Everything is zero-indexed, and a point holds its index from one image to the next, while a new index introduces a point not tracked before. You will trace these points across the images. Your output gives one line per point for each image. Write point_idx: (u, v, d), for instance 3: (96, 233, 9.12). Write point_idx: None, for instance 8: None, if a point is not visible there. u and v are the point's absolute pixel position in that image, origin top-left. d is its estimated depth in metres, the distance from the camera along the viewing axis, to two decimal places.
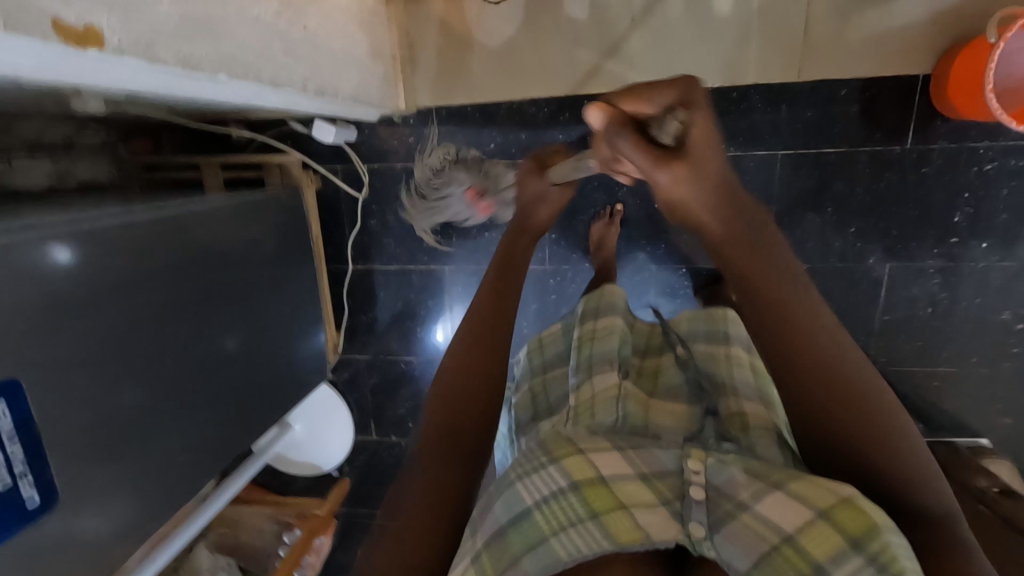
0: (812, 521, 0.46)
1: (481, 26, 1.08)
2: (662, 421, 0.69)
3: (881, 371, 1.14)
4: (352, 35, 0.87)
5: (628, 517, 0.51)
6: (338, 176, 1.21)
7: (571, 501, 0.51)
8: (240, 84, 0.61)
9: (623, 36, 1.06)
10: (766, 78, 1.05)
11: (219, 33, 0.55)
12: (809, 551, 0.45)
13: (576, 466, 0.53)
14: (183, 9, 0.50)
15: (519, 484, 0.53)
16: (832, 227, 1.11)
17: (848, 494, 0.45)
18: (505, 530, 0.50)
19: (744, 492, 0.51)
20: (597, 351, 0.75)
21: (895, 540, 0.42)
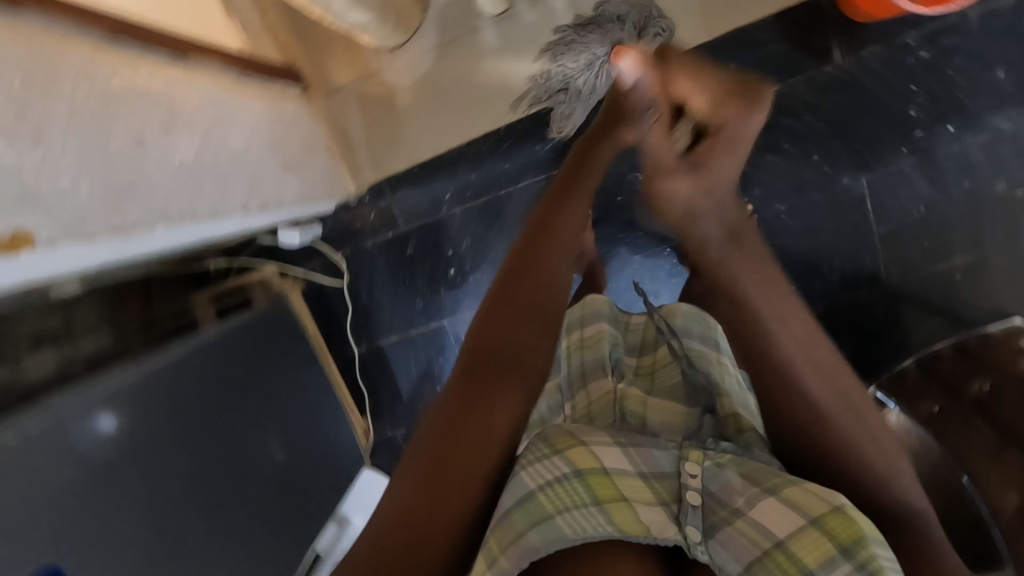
0: (802, 527, 0.53)
1: (400, 92, 1.14)
2: (661, 417, 0.72)
3: (898, 282, 1.10)
4: (281, 144, 0.92)
5: (631, 510, 0.57)
6: (317, 270, 1.25)
7: (574, 485, 0.57)
8: (181, 228, 0.68)
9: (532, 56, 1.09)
10: (677, 47, 1.07)
11: (145, 192, 0.61)
12: (800, 558, 0.52)
13: (578, 457, 0.59)
14: (104, 184, 0.56)
15: (526, 472, 0.57)
16: (794, 160, 1.10)
17: (839, 504, 0.52)
18: (510, 511, 0.55)
19: (739, 497, 0.58)
20: (588, 360, 0.82)
21: (880, 552, 0.50)
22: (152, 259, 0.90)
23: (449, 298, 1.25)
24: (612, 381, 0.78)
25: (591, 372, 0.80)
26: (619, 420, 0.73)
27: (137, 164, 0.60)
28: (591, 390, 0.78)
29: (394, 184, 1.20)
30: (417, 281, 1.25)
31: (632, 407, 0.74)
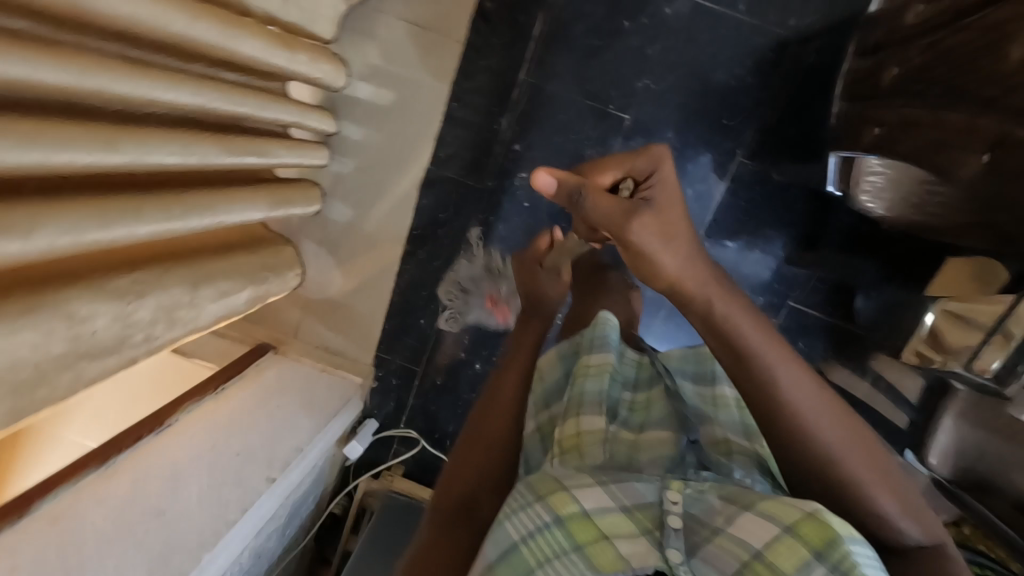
0: (778, 536, 0.50)
1: (328, 291, 1.29)
2: (650, 455, 0.68)
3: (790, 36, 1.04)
4: (275, 408, 1.09)
5: (611, 547, 0.55)
6: (401, 451, 1.36)
7: (555, 535, 0.55)
8: (232, 532, 0.82)
9: (378, 182, 1.22)
10: (452, 73, 1.13)
11: (176, 527, 0.77)
12: (778, 565, 0.50)
13: (560, 502, 0.56)
14: (149, 548, 0.72)
15: (507, 522, 0.56)
16: (614, 43, 1.08)
17: (812, 509, 0.50)
18: (493, 564, 0.54)
19: (720, 516, 0.55)
20: (586, 388, 0.71)
21: (856, 549, 0.47)
22: (266, 547, 1.06)
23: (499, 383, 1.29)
24: (602, 414, 0.68)
25: (587, 400, 0.70)
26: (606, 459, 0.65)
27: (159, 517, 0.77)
28: (581, 420, 0.68)
29: (386, 347, 1.32)
30: (466, 394, 1.31)
31: (619, 447, 0.67)
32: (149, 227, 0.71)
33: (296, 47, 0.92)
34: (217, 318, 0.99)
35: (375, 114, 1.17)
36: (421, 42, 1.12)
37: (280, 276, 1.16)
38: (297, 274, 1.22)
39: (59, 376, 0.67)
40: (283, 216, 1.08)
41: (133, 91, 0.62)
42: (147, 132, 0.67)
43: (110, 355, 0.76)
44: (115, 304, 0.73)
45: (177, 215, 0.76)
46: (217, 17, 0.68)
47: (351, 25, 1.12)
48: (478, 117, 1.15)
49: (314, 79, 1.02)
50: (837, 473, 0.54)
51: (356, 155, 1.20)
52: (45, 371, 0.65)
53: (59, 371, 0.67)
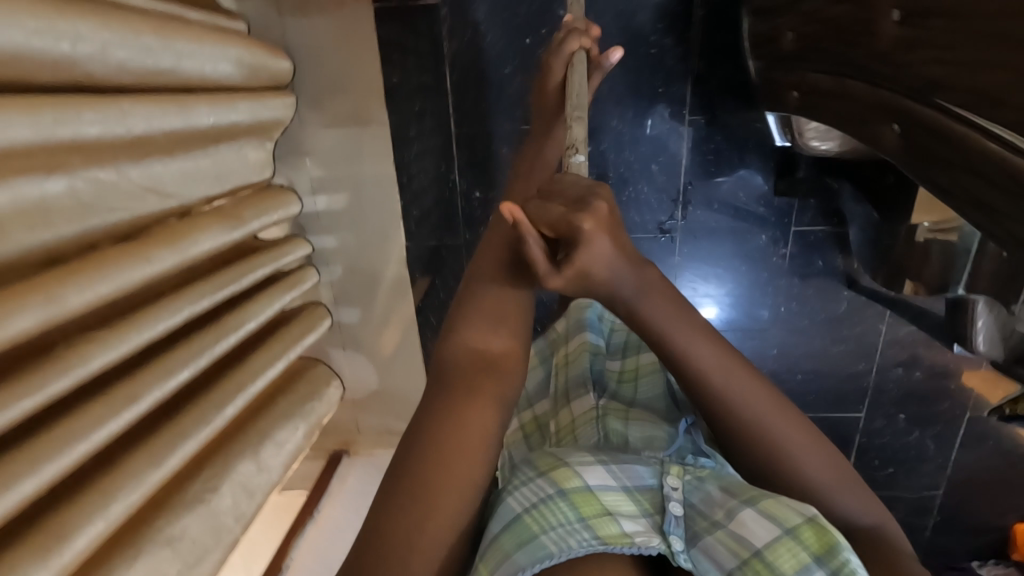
0: (779, 536, 0.52)
1: (368, 386, 1.36)
2: (642, 430, 0.70)
3: None
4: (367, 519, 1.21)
5: (613, 521, 0.57)
6: None
7: (559, 504, 0.58)
8: None
9: (367, 275, 1.26)
10: (389, 154, 1.15)
11: None
12: (775, 565, 0.52)
13: (562, 476, 0.60)
14: None
15: (513, 497, 0.60)
16: (523, 63, 1.08)
17: (811, 514, 0.52)
18: (498, 535, 0.58)
19: (719, 509, 0.57)
20: (572, 373, 0.80)
21: (854, 558, 0.50)
22: None
23: None
24: (592, 397, 0.75)
25: (574, 389, 0.79)
26: (599, 441, 0.71)
27: None
28: (573, 407, 0.76)
29: None
30: None
31: (612, 422, 0.71)
32: (195, 441, 0.77)
33: (245, 209, 0.95)
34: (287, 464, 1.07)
35: (339, 218, 1.21)
36: (350, 136, 1.14)
37: (324, 396, 1.23)
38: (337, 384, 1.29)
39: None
40: (303, 349, 1.12)
41: (126, 349, 0.67)
42: (158, 365, 0.73)
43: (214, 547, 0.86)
44: (199, 509, 0.82)
45: (215, 414, 0.82)
46: (164, 242, 0.74)
47: (282, 151, 1.15)
48: (430, 182, 1.17)
49: (274, 220, 1.06)
50: (791, 474, 0.58)
51: (340, 259, 1.25)
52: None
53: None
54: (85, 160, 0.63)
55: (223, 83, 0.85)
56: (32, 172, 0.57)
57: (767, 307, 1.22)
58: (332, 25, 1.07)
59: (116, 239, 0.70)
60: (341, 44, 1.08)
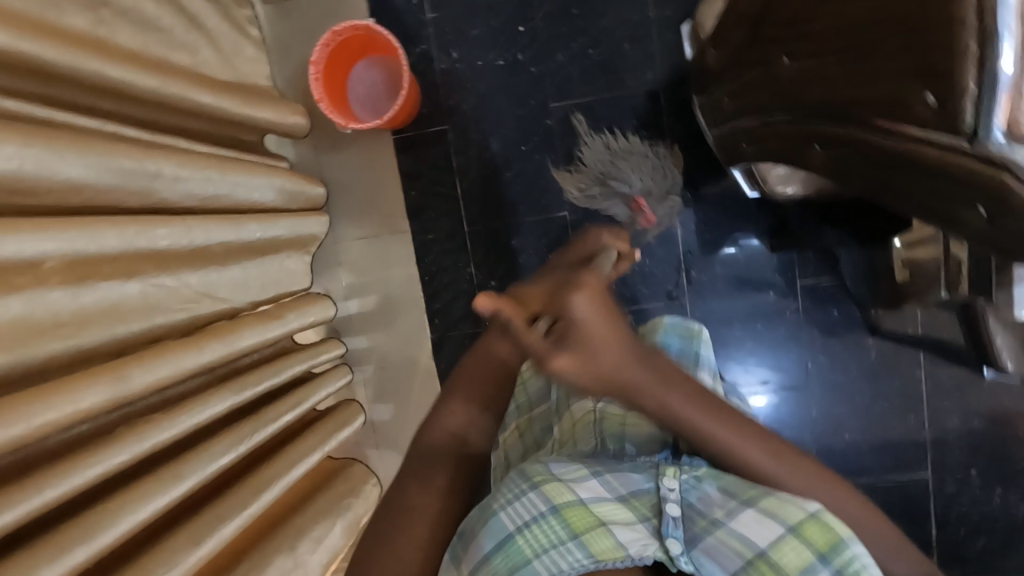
0: (784, 536, 0.55)
1: None
2: (638, 433, 0.76)
3: (655, 86, 1.18)
4: None
5: (608, 533, 0.58)
6: None
7: (552, 524, 0.58)
8: None
9: (397, 371, 1.33)
10: (412, 257, 1.29)
11: None
12: (779, 563, 0.54)
13: (554, 493, 0.60)
14: None
15: (503, 513, 0.59)
16: (523, 167, 1.24)
17: (813, 510, 0.56)
18: (489, 556, 0.57)
19: (719, 508, 0.58)
20: None
21: (857, 551, 0.54)
22: None
23: None
24: (590, 400, 0.81)
25: (574, 393, 0.84)
26: (596, 446, 0.77)
27: None
28: (573, 410, 0.82)
29: None
30: None
31: (607, 428, 0.78)
32: (234, 524, 0.80)
33: (287, 310, 1.07)
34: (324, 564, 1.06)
35: (370, 320, 1.32)
36: (378, 246, 1.30)
37: (361, 496, 1.22)
38: (376, 483, 1.29)
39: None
40: (335, 444, 1.15)
41: (175, 430, 0.73)
42: (203, 447, 0.79)
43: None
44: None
45: (253, 499, 0.85)
46: (215, 336, 0.85)
47: (319, 264, 1.30)
48: (449, 278, 1.29)
49: (311, 322, 1.17)
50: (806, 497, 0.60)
51: (372, 358, 1.34)
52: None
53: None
54: (156, 268, 0.77)
55: (269, 206, 1.02)
56: (115, 277, 0.71)
57: (792, 363, 1.21)
58: (361, 157, 1.28)
59: (177, 333, 0.81)
60: (368, 172, 1.28)
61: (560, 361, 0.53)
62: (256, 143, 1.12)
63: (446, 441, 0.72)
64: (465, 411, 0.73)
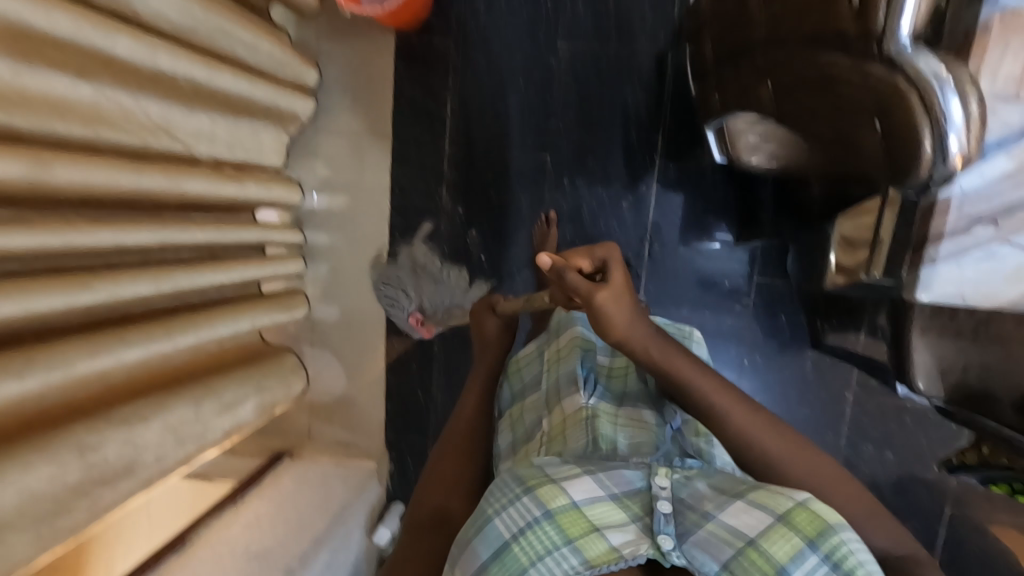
0: (772, 524, 0.58)
1: (330, 388, 1.37)
2: (632, 436, 0.77)
3: (665, 50, 1.17)
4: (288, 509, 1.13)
5: (602, 538, 0.61)
6: None
7: (547, 530, 0.61)
8: None
9: (348, 276, 1.33)
10: (388, 166, 1.28)
11: None
12: (770, 554, 0.57)
13: (548, 496, 0.62)
14: None
15: (498, 519, 0.62)
16: (518, 102, 1.23)
17: (801, 500, 0.59)
18: (489, 565, 0.60)
19: (709, 502, 0.62)
20: (562, 372, 0.86)
21: (847, 538, 0.56)
22: None
23: None
24: (584, 399, 0.80)
25: (565, 390, 0.83)
26: (587, 445, 0.74)
27: None
28: (563, 407, 0.81)
29: (393, 427, 1.35)
30: None
31: (604, 427, 0.76)
32: (137, 351, 0.82)
33: (247, 176, 1.08)
34: (228, 429, 1.08)
35: (333, 218, 1.32)
36: (357, 147, 1.29)
37: (283, 386, 1.24)
38: (302, 378, 1.32)
39: (76, 504, 0.76)
40: (269, 322, 1.17)
41: (93, 241, 0.73)
42: (122, 270, 0.79)
43: (126, 479, 0.85)
44: (122, 431, 0.83)
45: (162, 335, 0.86)
46: (160, 168, 0.85)
47: (297, 151, 1.29)
48: (420, 194, 1.28)
49: (274, 199, 1.18)
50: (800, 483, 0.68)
51: (328, 257, 1.33)
52: (62, 501, 0.74)
53: (77, 498, 0.77)
54: (114, 77, 0.76)
55: (252, 65, 1.01)
56: (66, 68, 0.69)
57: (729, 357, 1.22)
58: (360, 52, 1.26)
59: (120, 154, 0.80)
60: (363, 70, 1.26)
61: (604, 299, 0.70)
62: (256, 5, 1.09)
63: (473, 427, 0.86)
64: (466, 402, 0.90)
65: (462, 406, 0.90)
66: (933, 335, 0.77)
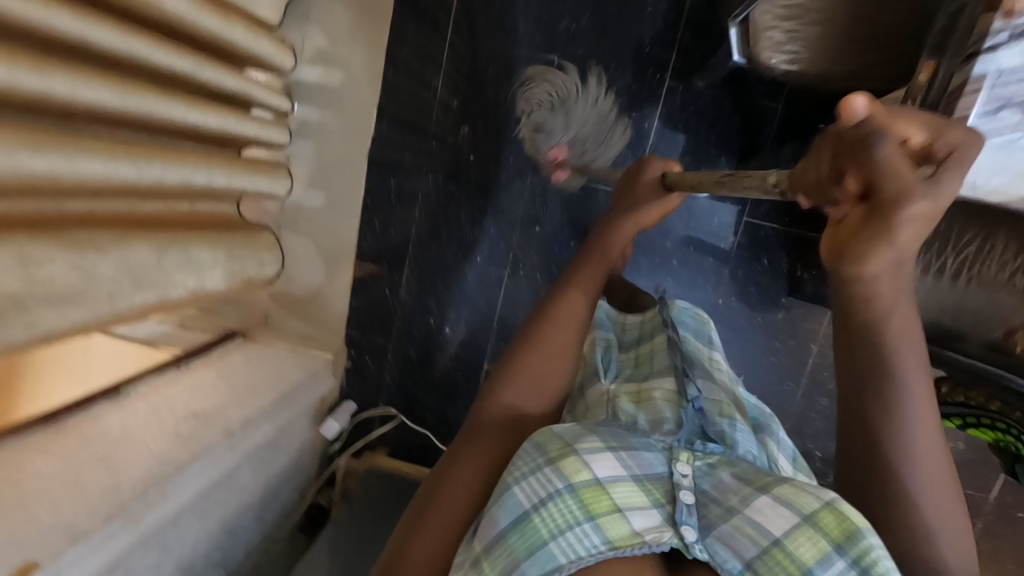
0: (798, 524, 0.61)
1: (295, 276, 1.30)
2: (652, 410, 0.78)
3: None
4: (233, 379, 1.07)
5: (624, 521, 0.63)
6: (376, 427, 1.34)
7: (568, 503, 0.63)
8: (179, 479, 0.79)
9: (330, 159, 1.25)
10: (392, 47, 1.19)
11: (118, 471, 0.75)
12: (795, 554, 0.60)
13: (570, 470, 0.64)
14: (106, 506, 0.69)
15: (518, 488, 0.63)
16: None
17: (829, 499, 0.61)
18: (506, 534, 0.62)
19: (734, 497, 0.66)
20: (588, 361, 0.88)
21: (874, 543, 0.57)
22: (239, 531, 1.03)
23: (466, 347, 1.28)
24: (605, 385, 0.84)
25: (587, 377, 0.87)
26: (610, 418, 0.78)
27: (99, 464, 0.75)
28: (588, 394, 0.84)
29: (356, 325, 1.31)
30: (442, 364, 1.30)
31: (624, 406, 0.79)
32: (95, 164, 0.74)
33: (232, 10, 0.95)
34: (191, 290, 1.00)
35: (323, 95, 1.22)
36: (361, 20, 1.19)
37: (254, 259, 1.17)
38: (277, 261, 1.25)
39: (12, 316, 0.68)
40: (247, 187, 1.09)
41: (51, 23, 0.64)
42: (80, 72, 0.70)
43: (75, 309, 0.77)
44: (72, 254, 0.74)
45: (124, 159, 0.78)
46: None
47: (294, 11, 1.18)
48: (421, 83, 1.20)
49: (258, 57, 1.05)
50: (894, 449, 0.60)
51: (312, 137, 1.24)
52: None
53: (16, 311, 0.68)
54: None
55: None
56: None
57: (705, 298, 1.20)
58: None
59: None
60: None
61: (915, 204, 0.51)
62: None
63: (503, 409, 0.74)
64: (565, 304, 0.81)
65: (516, 365, 0.76)
66: (917, 269, 0.77)
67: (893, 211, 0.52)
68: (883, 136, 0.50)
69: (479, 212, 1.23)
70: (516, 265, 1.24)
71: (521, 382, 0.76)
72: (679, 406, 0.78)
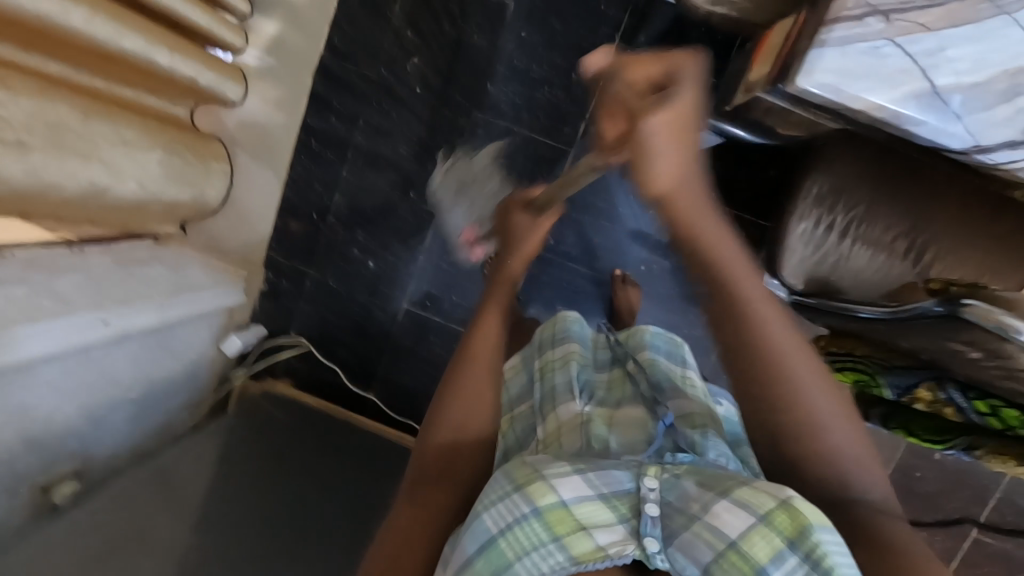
0: (754, 525, 0.53)
1: None
2: (625, 435, 0.77)
3: None
4: (139, 269, 1.03)
5: (590, 538, 0.57)
6: (284, 354, 1.30)
7: (534, 526, 0.57)
8: (32, 331, 0.75)
9: (277, 71, 1.21)
10: None
11: None
12: (751, 556, 0.53)
13: (537, 493, 0.58)
14: None
15: (486, 515, 0.58)
16: None
17: (784, 497, 0.54)
18: (472, 559, 0.57)
19: (695, 504, 0.58)
20: (556, 380, 0.87)
21: (826, 539, 0.51)
22: (105, 427, 0.97)
23: (387, 282, 1.28)
24: (579, 405, 0.81)
25: (560, 397, 0.83)
26: (584, 446, 0.75)
27: None
28: (559, 414, 0.81)
29: (275, 247, 1.27)
30: (359, 296, 1.28)
31: (596, 431, 0.77)
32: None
33: None
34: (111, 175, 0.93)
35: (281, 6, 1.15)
36: None
37: (195, 168, 1.11)
38: (225, 178, 1.21)
39: None
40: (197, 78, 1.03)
41: None
42: None
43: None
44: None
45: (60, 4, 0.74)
46: None
47: None
48: None
49: None
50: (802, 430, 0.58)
51: (264, 48, 1.17)
52: None
53: None
54: None
55: None
56: None
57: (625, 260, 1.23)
58: None
59: None
60: None
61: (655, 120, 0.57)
62: None
63: (448, 430, 0.73)
64: (481, 366, 0.76)
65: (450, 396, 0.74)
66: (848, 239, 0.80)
67: (695, 229, 0.59)
68: (619, 72, 0.62)
69: (421, 147, 1.22)
70: (449, 205, 1.23)
71: (450, 433, 0.72)
72: (650, 435, 0.77)
